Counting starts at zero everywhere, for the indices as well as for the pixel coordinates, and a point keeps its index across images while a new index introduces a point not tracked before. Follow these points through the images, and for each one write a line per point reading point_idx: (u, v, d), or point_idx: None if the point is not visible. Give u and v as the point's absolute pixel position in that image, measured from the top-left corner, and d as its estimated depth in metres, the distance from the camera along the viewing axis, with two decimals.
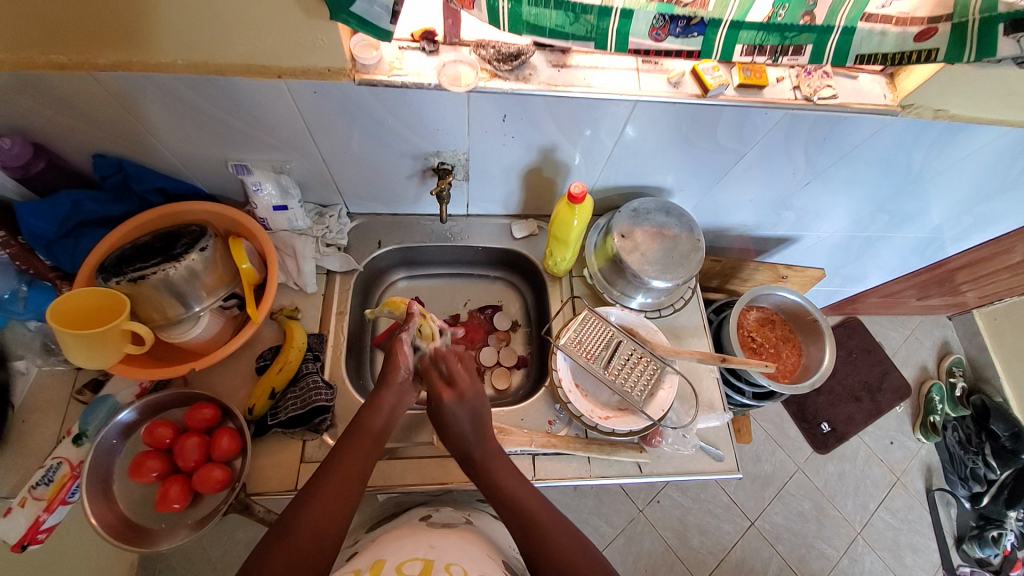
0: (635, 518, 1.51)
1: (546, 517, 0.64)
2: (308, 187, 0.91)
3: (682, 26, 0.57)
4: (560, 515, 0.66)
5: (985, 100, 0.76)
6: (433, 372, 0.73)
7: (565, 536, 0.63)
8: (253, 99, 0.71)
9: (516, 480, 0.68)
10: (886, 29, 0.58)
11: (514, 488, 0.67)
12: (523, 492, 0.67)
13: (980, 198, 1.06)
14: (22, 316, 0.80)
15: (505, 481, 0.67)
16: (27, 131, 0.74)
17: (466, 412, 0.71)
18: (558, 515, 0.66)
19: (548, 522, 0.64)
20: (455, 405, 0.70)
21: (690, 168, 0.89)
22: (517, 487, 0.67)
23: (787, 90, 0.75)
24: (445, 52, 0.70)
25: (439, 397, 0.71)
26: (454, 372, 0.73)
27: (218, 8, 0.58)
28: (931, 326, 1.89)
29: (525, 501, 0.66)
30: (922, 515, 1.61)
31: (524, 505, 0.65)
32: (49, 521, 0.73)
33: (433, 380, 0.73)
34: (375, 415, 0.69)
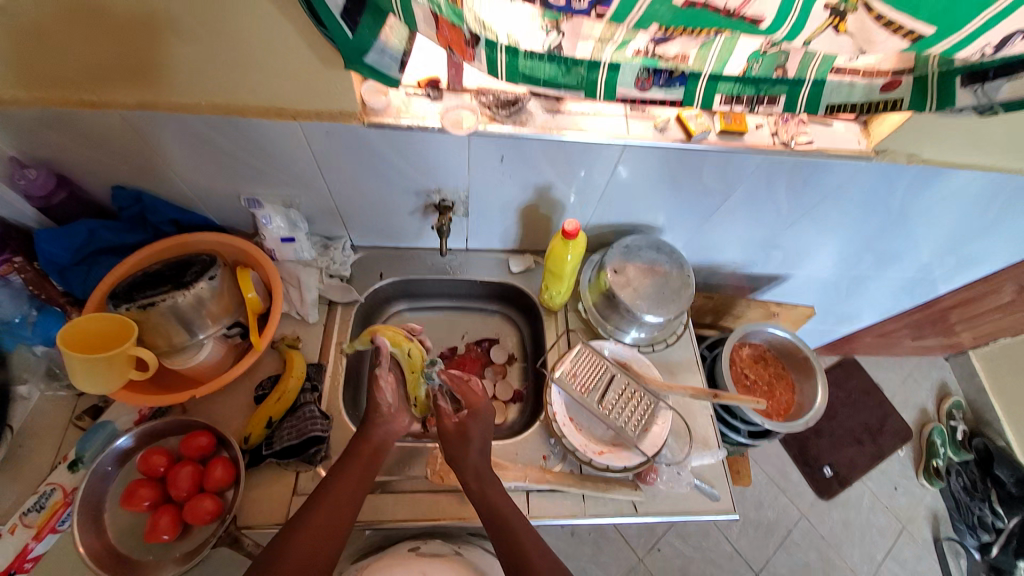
0: (634, 567, 1.45)
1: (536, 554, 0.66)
2: (315, 221, 0.95)
3: (665, 78, 0.63)
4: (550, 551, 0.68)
5: (954, 145, 0.82)
6: (462, 381, 0.81)
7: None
8: (269, 139, 0.76)
9: (509, 516, 0.70)
10: (853, 81, 0.63)
11: (507, 525, 0.69)
12: (516, 529, 0.69)
13: (960, 241, 1.10)
14: (29, 341, 0.82)
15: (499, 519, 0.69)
16: (53, 164, 0.79)
17: (484, 436, 0.76)
18: (548, 552, 0.68)
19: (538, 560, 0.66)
20: (487, 414, 0.78)
21: (679, 207, 0.94)
22: (509, 526, 0.69)
23: (766, 136, 0.81)
24: (448, 98, 0.77)
25: (475, 402, 0.78)
26: (479, 386, 0.82)
27: (244, 54, 0.64)
28: (928, 367, 1.89)
29: (517, 537, 0.68)
30: (931, 566, 1.55)
31: (516, 541, 0.67)
32: (38, 549, 0.72)
33: (462, 386, 0.81)
34: (374, 434, 0.73)
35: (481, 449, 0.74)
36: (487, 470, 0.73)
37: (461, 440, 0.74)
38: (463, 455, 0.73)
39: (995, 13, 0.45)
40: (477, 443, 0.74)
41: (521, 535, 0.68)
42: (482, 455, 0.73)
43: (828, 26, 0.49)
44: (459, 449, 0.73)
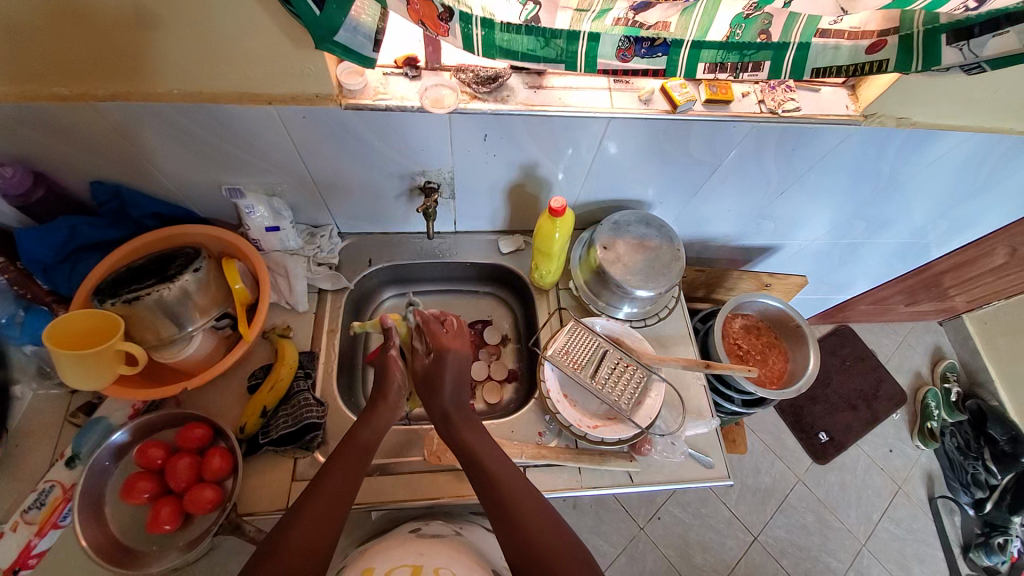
0: (637, 536, 1.49)
1: (529, 512, 0.64)
2: (300, 208, 0.94)
3: (646, 47, 0.61)
4: (546, 508, 0.66)
5: (945, 107, 0.80)
6: (436, 323, 0.80)
7: (550, 535, 0.62)
8: (246, 126, 0.74)
9: (498, 476, 0.68)
10: (839, 44, 0.61)
11: (498, 488, 0.66)
12: (506, 489, 0.66)
13: (952, 203, 1.09)
14: (18, 340, 0.82)
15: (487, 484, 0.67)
16: (28, 161, 0.77)
17: (459, 367, 0.77)
18: (541, 508, 0.66)
19: (530, 518, 0.64)
20: (458, 354, 0.78)
21: (668, 180, 0.93)
22: (499, 487, 0.66)
23: (753, 104, 0.79)
24: (427, 77, 0.74)
25: (446, 344, 0.78)
26: (458, 328, 0.81)
27: (210, 39, 0.62)
28: (923, 331, 1.91)
29: (507, 497, 0.66)
30: (926, 524, 1.59)
31: (506, 502, 0.65)
32: (41, 546, 0.73)
33: (437, 331, 0.79)
34: (362, 428, 0.73)
35: (455, 384, 0.76)
36: (466, 424, 0.73)
37: (429, 386, 0.76)
38: (434, 397, 0.75)
39: None
40: (447, 384, 0.75)
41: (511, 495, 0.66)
42: (456, 391, 0.76)
43: None
44: (427, 394, 0.75)
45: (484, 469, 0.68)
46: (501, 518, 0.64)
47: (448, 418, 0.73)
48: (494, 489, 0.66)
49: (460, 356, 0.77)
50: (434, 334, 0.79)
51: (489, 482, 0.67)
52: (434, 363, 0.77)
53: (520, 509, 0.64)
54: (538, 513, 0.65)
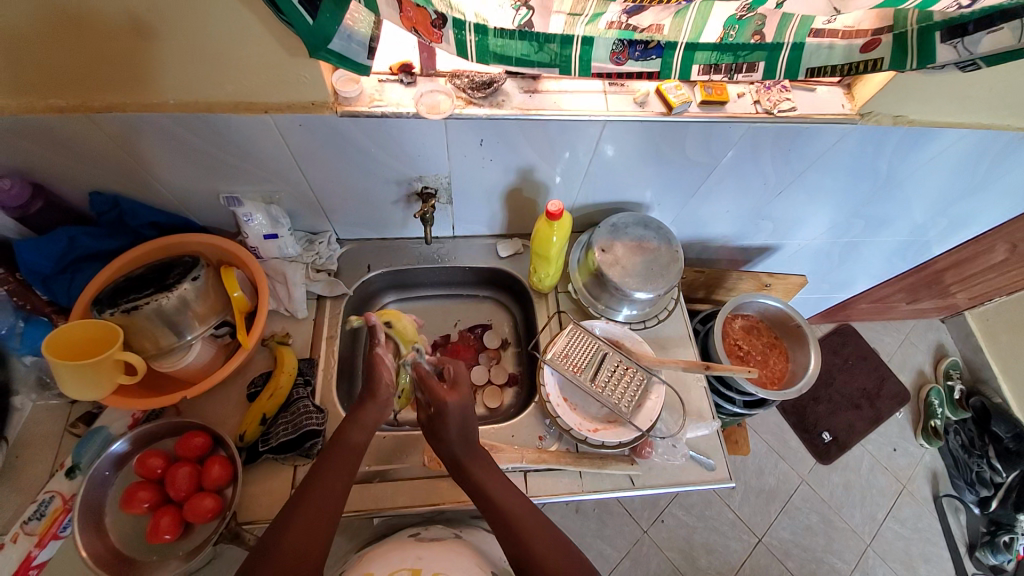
0: (640, 539, 1.48)
1: (534, 533, 0.66)
2: (298, 216, 0.94)
3: (640, 50, 0.61)
4: (550, 529, 0.67)
5: (941, 105, 0.80)
6: (431, 377, 0.73)
7: (558, 558, 0.64)
8: (243, 135, 0.74)
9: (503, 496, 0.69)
10: (833, 42, 0.61)
11: (503, 508, 0.68)
12: (513, 509, 0.68)
13: (951, 200, 1.09)
14: (19, 351, 0.82)
15: (492, 502, 0.68)
16: (27, 172, 0.77)
17: (462, 414, 0.71)
18: (546, 526, 0.67)
19: (537, 539, 0.65)
20: (458, 407, 0.71)
21: (665, 182, 0.93)
22: (505, 509, 0.68)
23: (748, 105, 0.79)
24: (422, 83, 0.75)
25: (443, 397, 0.71)
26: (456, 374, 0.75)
27: (207, 49, 0.62)
28: (925, 329, 1.90)
29: (514, 516, 0.67)
30: (931, 523, 1.58)
31: (512, 521, 0.67)
32: (42, 555, 0.73)
33: (432, 385, 0.72)
34: (353, 429, 0.72)
35: (461, 432, 0.71)
36: (473, 455, 0.71)
37: (435, 436, 0.71)
38: (440, 446, 0.71)
39: None
40: (453, 435, 0.70)
41: (517, 513, 0.67)
42: (463, 440, 0.71)
43: None
44: (434, 440, 0.71)
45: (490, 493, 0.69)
46: (506, 534, 0.66)
47: (459, 461, 0.70)
48: (499, 508, 0.68)
49: (461, 407, 0.71)
50: (431, 390, 0.72)
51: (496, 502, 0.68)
52: (435, 416, 0.71)
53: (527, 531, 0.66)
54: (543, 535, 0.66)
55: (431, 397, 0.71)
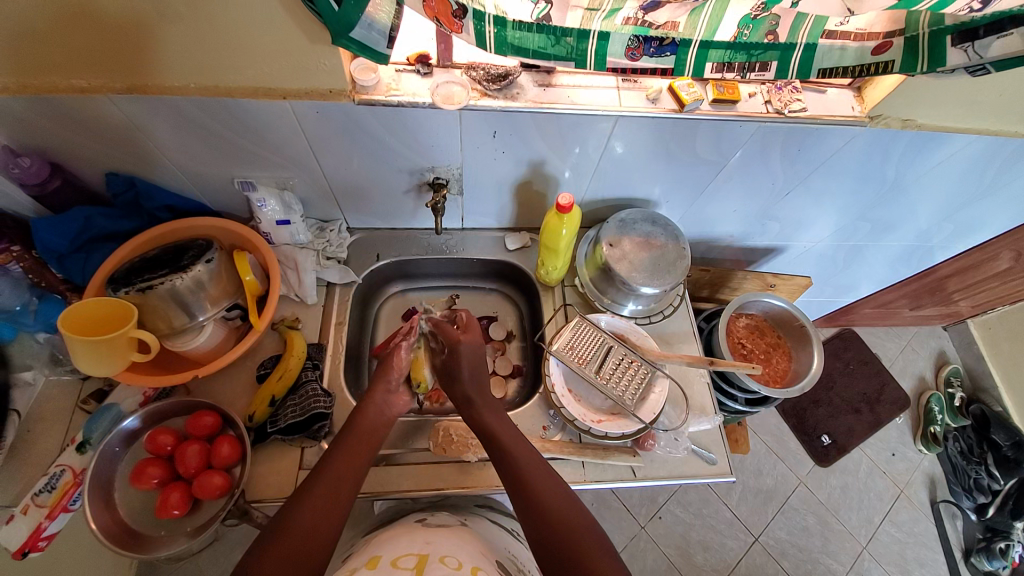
0: (637, 535, 1.49)
1: (549, 497, 0.66)
2: (310, 203, 0.95)
3: (655, 46, 0.62)
4: (568, 497, 0.67)
5: (949, 109, 0.81)
6: (447, 324, 0.86)
7: (561, 503, 0.66)
8: (260, 119, 0.75)
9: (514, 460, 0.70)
10: (845, 45, 0.62)
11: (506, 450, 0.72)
12: (526, 480, 0.68)
13: (958, 206, 1.10)
14: (31, 328, 0.84)
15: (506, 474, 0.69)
16: (46, 151, 0.78)
17: (474, 353, 0.84)
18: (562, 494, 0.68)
19: (551, 500, 0.66)
20: (472, 347, 0.83)
21: (674, 180, 0.94)
22: (521, 474, 0.69)
23: (759, 104, 0.80)
24: (438, 74, 0.76)
25: (456, 339, 0.83)
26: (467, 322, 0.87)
27: (228, 33, 0.63)
28: (926, 336, 1.91)
29: (527, 487, 0.67)
30: (927, 528, 1.59)
31: (524, 490, 0.67)
32: (50, 528, 0.74)
33: (449, 331, 0.84)
34: (371, 406, 0.76)
35: (473, 369, 0.82)
36: (486, 403, 0.78)
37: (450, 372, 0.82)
38: (455, 384, 0.81)
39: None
40: (465, 375, 0.80)
41: (531, 482, 0.68)
42: (474, 377, 0.81)
43: None
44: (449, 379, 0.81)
45: (510, 465, 0.70)
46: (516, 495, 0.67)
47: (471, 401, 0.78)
48: (515, 477, 0.69)
49: (473, 350, 0.83)
50: (450, 335, 0.83)
51: (511, 464, 0.70)
52: (452, 359, 0.82)
53: (538, 489, 0.67)
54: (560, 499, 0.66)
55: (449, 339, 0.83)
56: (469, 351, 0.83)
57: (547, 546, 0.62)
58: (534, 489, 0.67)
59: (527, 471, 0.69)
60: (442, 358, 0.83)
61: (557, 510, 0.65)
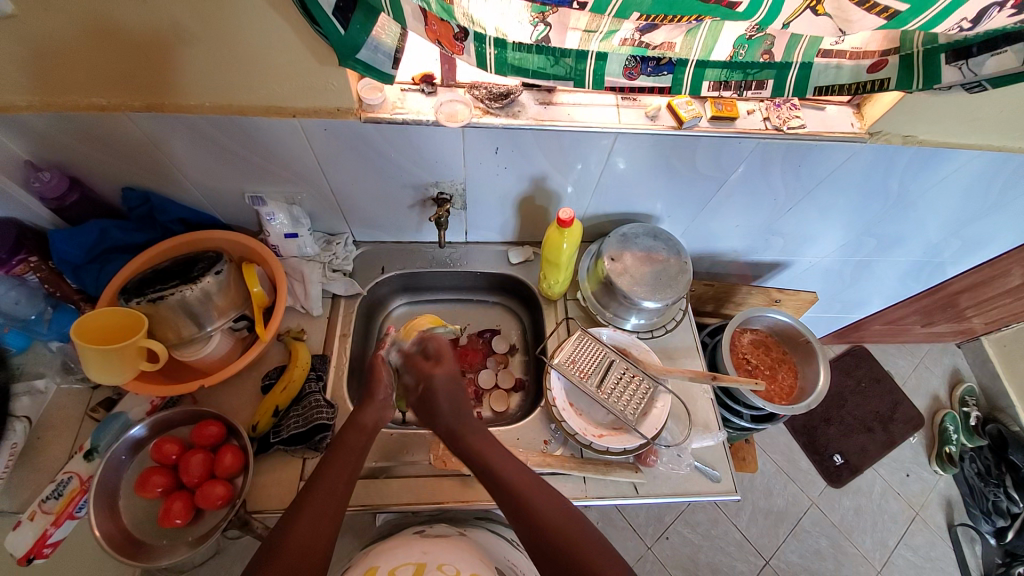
0: (644, 556, 1.46)
1: (546, 503, 0.67)
2: (317, 217, 0.98)
3: (653, 65, 0.64)
4: (560, 497, 0.69)
5: (951, 125, 0.81)
6: (418, 355, 0.82)
7: (520, 475, 0.70)
8: (271, 137, 0.78)
9: (503, 465, 0.71)
10: (841, 63, 0.63)
11: (464, 438, 0.74)
12: (507, 472, 0.70)
13: (965, 221, 1.09)
14: (45, 337, 0.88)
15: (484, 468, 0.71)
16: (66, 167, 0.82)
17: (450, 387, 0.79)
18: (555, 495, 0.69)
19: (544, 505, 0.67)
20: (445, 379, 0.79)
21: (676, 194, 0.95)
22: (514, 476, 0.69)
23: (758, 121, 0.81)
24: (442, 92, 0.78)
25: (430, 372, 0.79)
26: (440, 350, 0.83)
27: (242, 54, 0.66)
28: (939, 353, 1.87)
29: (511, 478, 0.69)
30: (945, 552, 1.54)
31: (509, 481, 0.69)
32: (56, 535, 0.75)
33: (419, 363, 0.81)
34: (368, 411, 0.77)
35: (451, 402, 0.77)
36: (466, 426, 0.75)
37: (427, 411, 0.77)
38: (435, 420, 0.77)
39: (934, 14, 0.47)
40: (443, 408, 0.76)
41: (489, 454, 0.72)
42: (453, 408, 0.77)
43: (807, 8, 0.49)
44: (427, 417, 0.77)
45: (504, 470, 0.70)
46: (509, 501, 0.68)
47: (453, 434, 0.75)
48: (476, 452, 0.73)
49: (449, 379, 0.79)
50: (419, 367, 0.80)
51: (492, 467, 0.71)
52: (425, 390, 0.78)
53: (530, 493, 0.68)
54: (555, 503, 0.67)
55: (417, 374, 0.80)
56: (443, 380, 0.79)
57: (545, 551, 0.63)
58: (495, 462, 0.71)
59: (521, 476, 0.70)
60: (418, 388, 0.79)
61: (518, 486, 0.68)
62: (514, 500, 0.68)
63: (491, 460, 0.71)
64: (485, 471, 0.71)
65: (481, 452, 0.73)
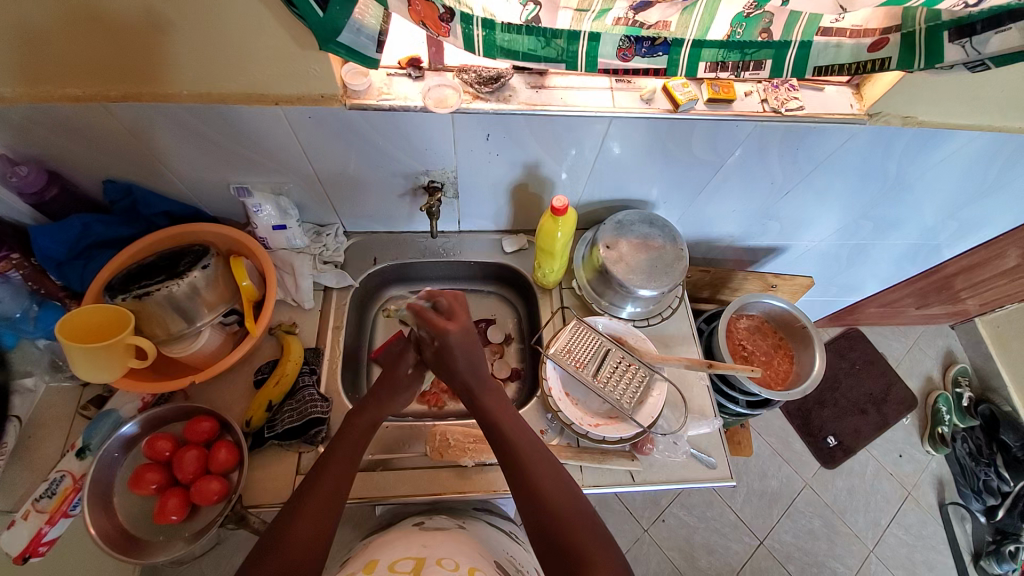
0: (640, 538, 1.48)
1: (550, 486, 0.65)
2: (306, 208, 0.95)
3: (648, 45, 0.61)
4: (564, 477, 0.68)
5: (951, 105, 0.79)
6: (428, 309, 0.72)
7: (530, 450, 0.69)
8: (254, 126, 0.76)
9: (517, 436, 0.70)
10: (841, 42, 0.61)
11: (484, 404, 0.73)
12: (518, 443, 0.69)
13: (962, 203, 1.08)
14: (32, 334, 0.84)
15: (499, 438, 0.70)
16: (44, 160, 0.79)
17: (467, 343, 0.72)
18: (553, 471, 0.68)
19: (547, 484, 0.65)
20: (461, 336, 0.72)
21: (672, 180, 0.93)
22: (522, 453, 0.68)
23: (756, 103, 0.79)
24: (430, 77, 0.76)
25: (443, 329, 0.71)
26: (454, 306, 0.73)
27: (220, 40, 0.64)
28: (933, 335, 1.88)
29: (520, 451, 0.68)
30: (936, 531, 1.57)
31: (517, 454, 0.68)
32: (50, 534, 0.74)
33: (431, 317, 0.72)
34: (369, 409, 0.76)
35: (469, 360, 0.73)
36: (485, 387, 0.74)
37: (445, 369, 0.74)
38: (452, 376, 0.74)
39: None
40: (460, 366, 0.72)
41: (505, 425, 0.71)
42: (471, 367, 0.73)
43: None
44: (444, 371, 0.74)
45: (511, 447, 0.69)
46: (514, 474, 0.67)
47: (470, 384, 0.74)
48: (493, 420, 0.72)
49: (464, 336, 0.71)
50: (435, 324, 0.71)
51: (506, 437, 0.70)
52: (443, 351, 0.72)
53: (536, 475, 0.66)
54: (557, 481, 0.66)
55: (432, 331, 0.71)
56: (460, 340, 0.72)
57: (546, 535, 0.62)
58: (508, 432, 0.70)
59: (513, 431, 0.71)
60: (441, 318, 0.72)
61: (526, 459, 0.68)
62: (519, 480, 0.66)
63: (502, 438, 0.70)
64: (498, 441, 0.70)
65: (493, 428, 0.71)
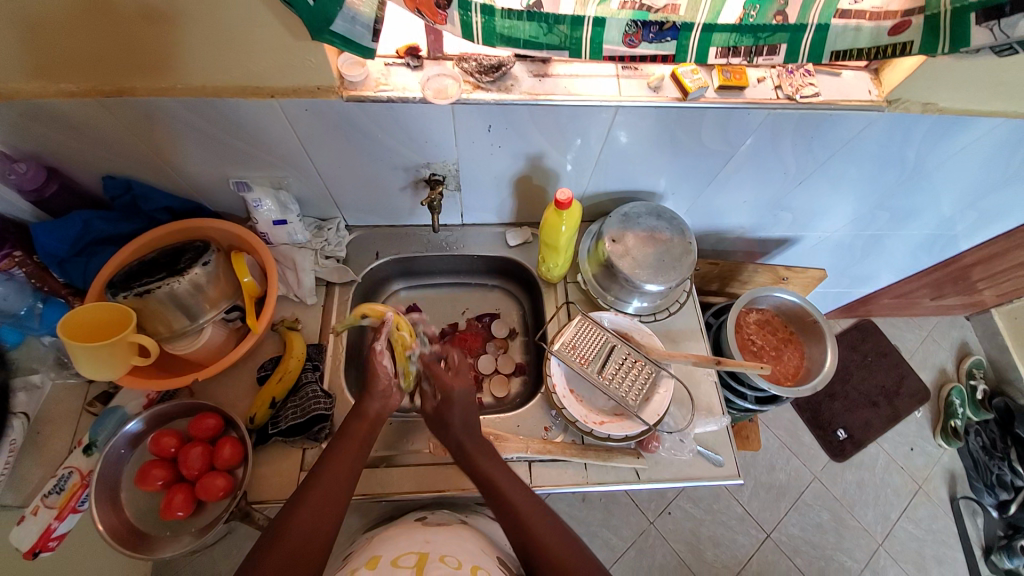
0: (646, 530, 1.48)
1: (539, 523, 0.66)
2: (307, 202, 0.94)
3: (655, 31, 0.58)
4: (559, 522, 0.67)
5: (976, 91, 0.75)
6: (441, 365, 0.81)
7: (524, 499, 0.68)
8: (252, 120, 0.74)
9: (510, 488, 0.69)
10: (860, 24, 0.57)
11: (474, 458, 0.71)
12: (512, 495, 0.68)
13: (983, 192, 1.04)
14: (38, 332, 0.85)
15: (490, 488, 0.69)
16: (43, 156, 0.78)
17: (467, 402, 0.77)
18: (548, 517, 0.67)
19: (542, 532, 0.65)
20: (464, 393, 0.77)
21: (680, 171, 0.90)
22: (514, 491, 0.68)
23: (768, 90, 0.76)
24: (429, 66, 0.73)
25: (449, 384, 0.78)
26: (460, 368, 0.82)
27: (214, 33, 0.62)
28: (949, 326, 1.84)
29: (514, 503, 0.67)
30: (948, 525, 1.54)
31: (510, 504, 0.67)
32: (60, 529, 0.75)
33: (440, 371, 0.80)
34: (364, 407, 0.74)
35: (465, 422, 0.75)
36: (476, 441, 0.73)
37: (441, 424, 0.75)
38: (447, 432, 0.74)
39: None
40: (457, 422, 0.74)
41: (497, 476, 0.70)
42: (467, 430, 0.74)
43: None
44: (439, 429, 0.75)
45: (498, 488, 0.69)
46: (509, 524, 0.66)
47: (462, 436, 0.73)
48: (482, 472, 0.70)
49: (467, 395, 0.77)
50: (441, 375, 0.78)
51: (499, 490, 0.69)
52: (443, 403, 0.76)
53: (531, 522, 0.65)
54: (552, 526, 0.66)
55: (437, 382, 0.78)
56: (461, 396, 0.77)
57: (534, 571, 0.62)
58: (501, 483, 0.69)
59: (506, 482, 0.70)
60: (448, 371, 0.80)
61: (520, 511, 0.67)
62: (515, 530, 0.66)
63: (495, 487, 0.69)
64: (489, 489, 0.69)
65: (484, 479, 0.70)
